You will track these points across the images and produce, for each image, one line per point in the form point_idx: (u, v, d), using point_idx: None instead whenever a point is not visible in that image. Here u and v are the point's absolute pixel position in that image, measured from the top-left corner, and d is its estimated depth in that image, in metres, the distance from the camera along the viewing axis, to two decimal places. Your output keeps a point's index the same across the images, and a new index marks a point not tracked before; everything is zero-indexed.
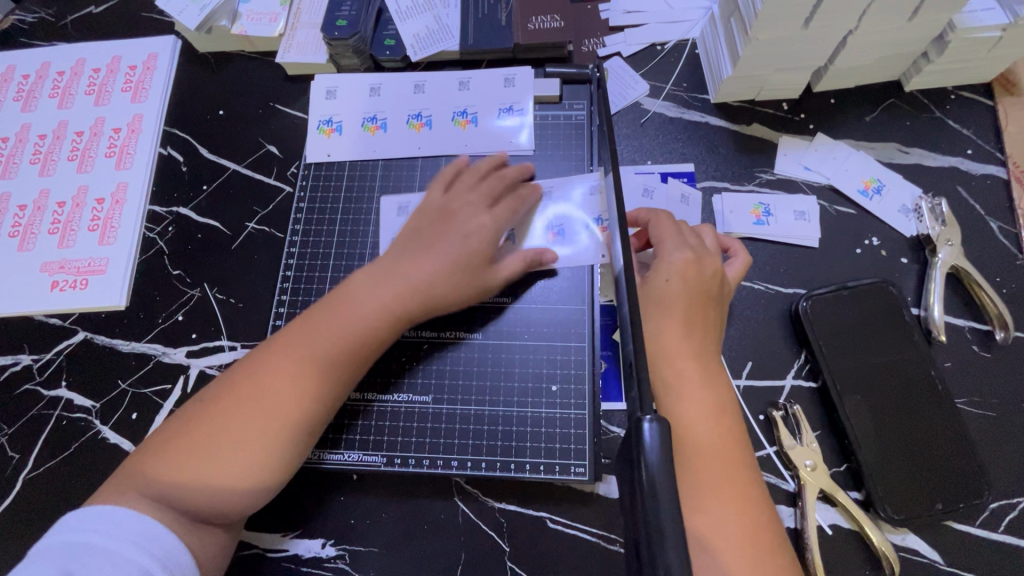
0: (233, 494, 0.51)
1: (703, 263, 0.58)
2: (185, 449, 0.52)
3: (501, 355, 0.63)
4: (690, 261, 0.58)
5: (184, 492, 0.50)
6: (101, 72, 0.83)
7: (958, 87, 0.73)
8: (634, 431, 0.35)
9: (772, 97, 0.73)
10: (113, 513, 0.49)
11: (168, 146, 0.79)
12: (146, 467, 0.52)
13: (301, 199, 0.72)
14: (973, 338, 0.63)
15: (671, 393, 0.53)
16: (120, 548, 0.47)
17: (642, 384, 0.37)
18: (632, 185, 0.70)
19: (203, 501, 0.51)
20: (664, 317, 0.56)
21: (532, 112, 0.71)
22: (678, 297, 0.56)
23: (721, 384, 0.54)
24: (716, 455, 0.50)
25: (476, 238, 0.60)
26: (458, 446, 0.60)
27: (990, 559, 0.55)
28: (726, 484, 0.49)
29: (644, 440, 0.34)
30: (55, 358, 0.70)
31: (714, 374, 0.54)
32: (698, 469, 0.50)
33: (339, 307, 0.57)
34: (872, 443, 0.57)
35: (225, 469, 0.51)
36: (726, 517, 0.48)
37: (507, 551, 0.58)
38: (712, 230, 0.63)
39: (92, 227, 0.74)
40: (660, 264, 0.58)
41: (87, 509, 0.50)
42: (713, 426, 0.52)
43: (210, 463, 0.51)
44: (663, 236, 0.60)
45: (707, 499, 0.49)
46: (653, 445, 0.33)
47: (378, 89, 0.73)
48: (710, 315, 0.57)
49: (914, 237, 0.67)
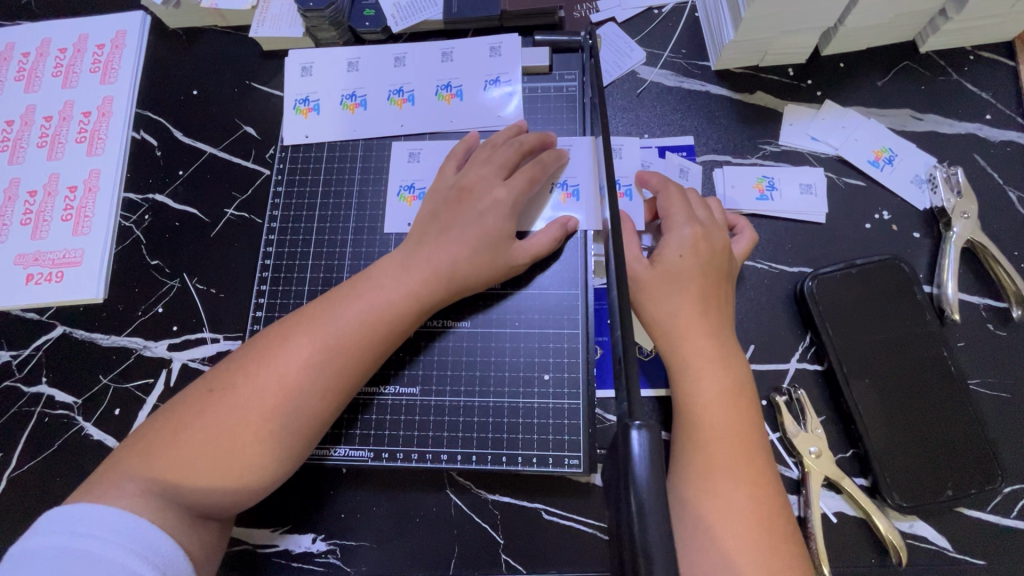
0: (245, 486, 0.49)
1: (712, 237, 0.55)
2: (194, 436, 0.49)
3: (491, 344, 0.60)
4: (699, 235, 0.55)
5: (182, 484, 0.48)
6: (68, 52, 0.78)
7: (977, 47, 0.68)
8: (621, 438, 0.32)
9: (776, 63, 0.69)
10: (101, 514, 0.45)
11: (141, 130, 0.75)
12: (146, 455, 0.49)
13: (279, 183, 0.68)
14: (988, 316, 0.59)
15: (688, 375, 0.51)
16: (109, 553, 0.43)
17: (631, 385, 0.34)
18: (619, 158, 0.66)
19: (206, 492, 0.48)
20: (677, 296, 0.53)
21: (521, 83, 0.67)
22: (693, 274, 0.54)
23: (738, 365, 0.52)
24: (749, 436, 0.49)
25: (493, 215, 0.58)
26: (449, 439, 0.58)
27: (1001, 545, 0.53)
28: (756, 468, 0.47)
29: (632, 450, 0.31)
30: (34, 353, 0.68)
31: (742, 354, 0.52)
32: (722, 452, 0.48)
33: (363, 294, 0.55)
34: (880, 428, 0.55)
35: (235, 461, 0.49)
36: (732, 510, 0.45)
37: (501, 544, 0.56)
38: (717, 203, 0.61)
39: (66, 217, 0.71)
40: (668, 239, 0.56)
41: (72, 507, 0.46)
42: (730, 411, 0.49)
43: (220, 453, 0.49)
44: (670, 208, 0.57)
45: (717, 485, 0.46)
46: (641, 457, 0.30)
47: (357, 63, 0.69)
48: (725, 295, 0.54)
49: (927, 210, 0.63)
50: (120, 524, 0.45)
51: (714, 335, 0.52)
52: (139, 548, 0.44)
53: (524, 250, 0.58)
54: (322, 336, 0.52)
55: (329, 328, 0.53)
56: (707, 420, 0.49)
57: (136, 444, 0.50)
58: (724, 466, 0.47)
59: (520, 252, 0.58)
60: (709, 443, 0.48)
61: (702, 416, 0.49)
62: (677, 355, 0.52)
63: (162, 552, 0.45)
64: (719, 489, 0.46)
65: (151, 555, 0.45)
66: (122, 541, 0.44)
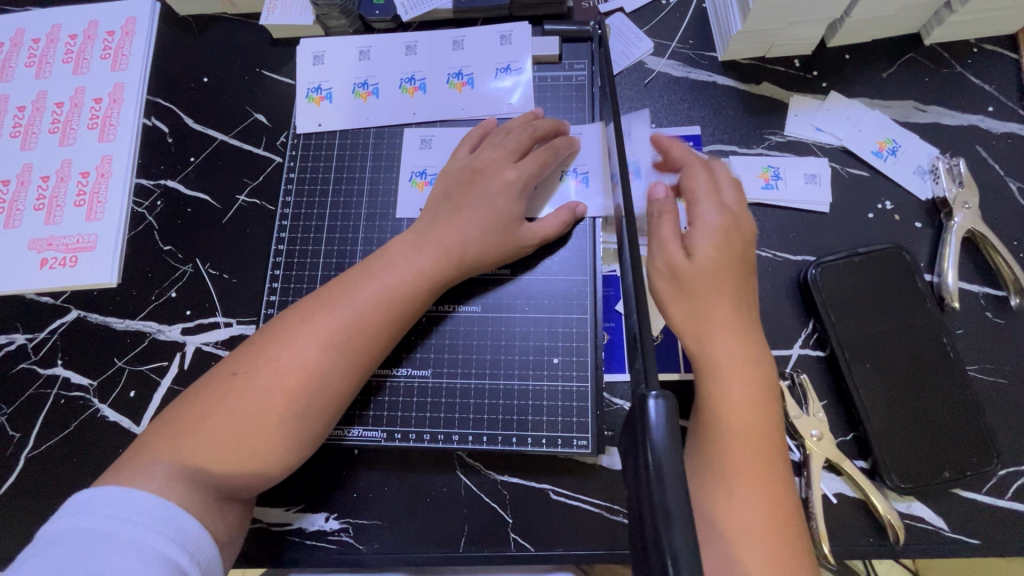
0: (268, 463, 0.51)
1: (742, 224, 0.56)
2: (219, 417, 0.50)
3: (502, 328, 0.61)
4: (729, 226, 0.55)
5: (207, 463, 0.49)
6: (79, 38, 0.79)
7: (981, 40, 0.69)
8: (638, 406, 0.33)
9: (783, 54, 0.70)
10: (132, 497, 0.46)
11: (153, 116, 0.76)
12: (172, 435, 0.50)
13: (291, 170, 0.69)
14: (987, 304, 0.61)
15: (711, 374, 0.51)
16: (141, 537, 0.45)
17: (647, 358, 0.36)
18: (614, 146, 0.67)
19: (232, 470, 0.50)
20: (707, 292, 0.53)
21: (531, 72, 0.68)
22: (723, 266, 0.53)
23: (761, 358, 0.52)
24: (773, 449, 0.49)
25: (504, 198, 0.59)
26: (460, 421, 0.59)
27: (996, 526, 0.55)
28: (771, 466, 0.49)
29: (649, 417, 0.32)
30: (50, 336, 0.69)
31: (772, 360, 0.52)
32: (738, 450, 0.49)
33: (377, 274, 0.56)
34: (881, 411, 0.56)
35: (259, 439, 0.50)
36: (746, 507, 0.47)
37: (510, 522, 0.58)
38: (723, 165, 0.60)
39: (79, 202, 0.72)
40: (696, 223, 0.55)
41: (103, 489, 0.47)
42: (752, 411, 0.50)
43: (245, 433, 0.50)
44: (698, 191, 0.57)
45: (731, 483, 0.48)
46: (657, 420, 0.32)
47: (368, 52, 0.70)
48: (750, 287, 0.55)
49: (929, 200, 0.64)
50: (151, 508, 0.46)
51: (743, 338, 0.52)
52: (169, 532, 0.46)
53: (532, 232, 0.60)
54: (339, 315, 0.54)
55: (345, 308, 0.54)
56: (733, 424, 0.50)
57: (162, 426, 0.52)
58: (747, 471, 0.48)
59: (528, 234, 0.60)
60: (727, 442, 0.49)
61: (728, 418, 0.50)
62: (699, 352, 0.52)
63: (190, 534, 0.47)
64: (737, 493, 0.47)
65: (181, 539, 0.46)
66: (153, 524, 0.46)
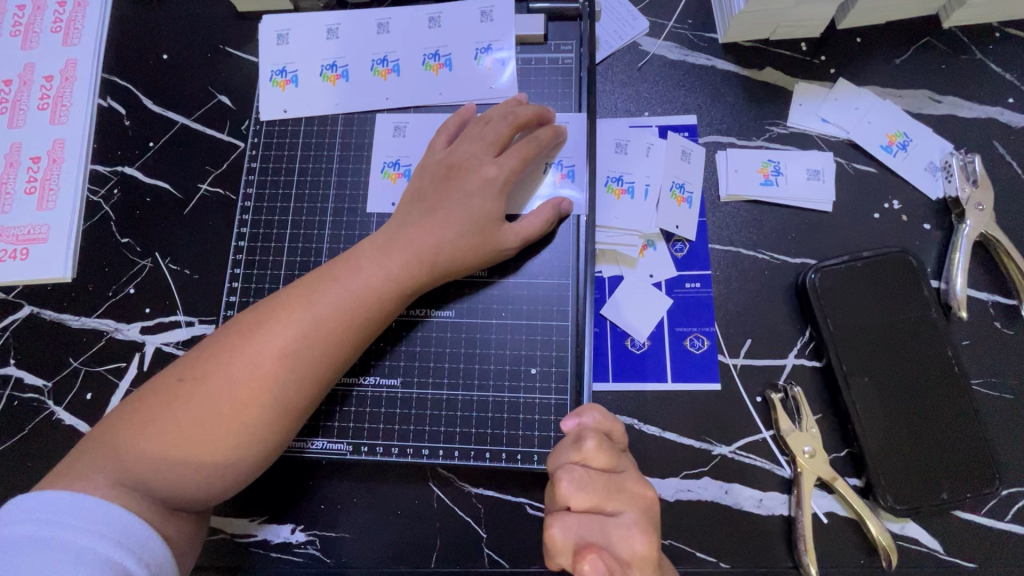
0: (219, 477, 0.48)
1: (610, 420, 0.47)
2: (165, 428, 0.47)
3: (476, 335, 0.57)
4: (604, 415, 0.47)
5: (154, 477, 0.46)
6: (27, 9, 0.72)
7: (1003, 24, 0.63)
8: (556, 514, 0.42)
9: (789, 37, 0.64)
10: (70, 501, 0.43)
11: (108, 96, 0.70)
12: (115, 445, 0.47)
13: (254, 158, 0.64)
14: (996, 313, 0.57)
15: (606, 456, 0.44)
16: (79, 539, 0.41)
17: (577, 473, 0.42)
18: (604, 138, 0.63)
19: (180, 483, 0.47)
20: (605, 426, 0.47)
21: (514, 52, 0.62)
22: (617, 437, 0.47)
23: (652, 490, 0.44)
24: None
25: (482, 196, 0.55)
26: (430, 433, 0.56)
27: (993, 548, 0.52)
28: None
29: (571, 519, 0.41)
30: (2, 334, 0.65)
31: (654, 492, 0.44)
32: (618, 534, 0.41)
33: (341, 277, 0.52)
34: (877, 429, 0.53)
35: (209, 452, 0.47)
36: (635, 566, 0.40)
37: (484, 538, 0.55)
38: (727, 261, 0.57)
39: (29, 190, 0.67)
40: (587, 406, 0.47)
41: (38, 494, 0.43)
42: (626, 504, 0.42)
43: (192, 445, 0.47)
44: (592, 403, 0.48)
45: None
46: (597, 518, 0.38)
47: (338, 30, 0.64)
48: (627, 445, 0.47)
49: (939, 199, 0.60)
50: (90, 509, 0.43)
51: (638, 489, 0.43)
52: (111, 533, 0.43)
53: (512, 232, 0.55)
54: (299, 321, 0.50)
55: (305, 314, 0.50)
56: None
57: (105, 433, 0.48)
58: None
59: (509, 235, 0.55)
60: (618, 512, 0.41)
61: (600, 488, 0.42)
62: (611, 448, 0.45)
63: (136, 535, 0.44)
64: None
65: (126, 540, 0.43)
66: (93, 525, 0.42)
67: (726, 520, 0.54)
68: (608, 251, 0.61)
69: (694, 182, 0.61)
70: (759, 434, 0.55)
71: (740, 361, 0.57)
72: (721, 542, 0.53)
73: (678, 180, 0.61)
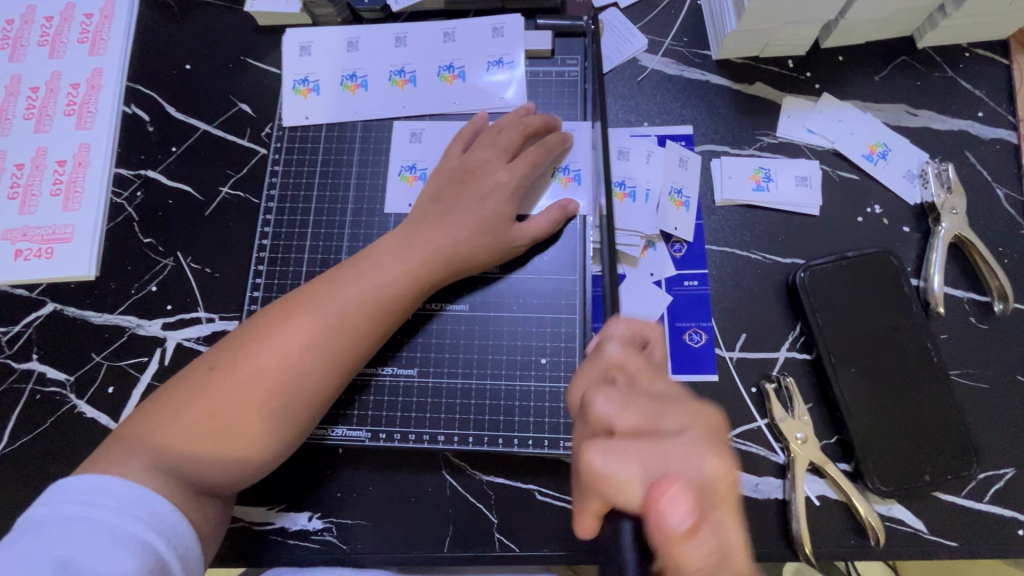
0: (246, 463, 0.50)
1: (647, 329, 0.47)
2: (195, 416, 0.49)
3: (489, 328, 0.61)
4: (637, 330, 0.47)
5: (186, 462, 0.49)
6: (55, 21, 0.76)
7: (972, 45, 0.69)
8: None
9: (777, 54, 0.69)
10: (107, 484, 0.45)
11: (132, 103, 0.74)
12: (147, 432, 0.49)
13: (276, 162, 0.67)
14: (971, 309, 0.61)
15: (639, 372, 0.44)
16: (117, 522, 0.44)
17: None
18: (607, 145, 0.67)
19: (210, 468, 0.49)
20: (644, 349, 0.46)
21: (524, 65, 0.66)
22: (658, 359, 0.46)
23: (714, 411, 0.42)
24: None
25: (495, 199, 0.59)
26: (446, 420, 0.59)
27: (972, 528, 0.56)
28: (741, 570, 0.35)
29: None
30: (25, 330, 0.67)
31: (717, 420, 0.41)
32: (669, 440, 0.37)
33: (363, 274, 0.55)
34: (864, 415, 0.57)
35: (237, 439, 0.49)
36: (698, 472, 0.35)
37: (495, 522, 0.58)
38: None
39: (55, 192, 0.69)
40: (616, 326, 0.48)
41: (78, 478, 0.46)
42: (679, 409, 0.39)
43: (221, 433, 0.49)
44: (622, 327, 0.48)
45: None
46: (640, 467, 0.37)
47: (357, 43, 0.68)
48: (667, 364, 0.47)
49: (917, 204, 0.64)
50: (127, 493, 0.45)
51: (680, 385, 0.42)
52: (145, 517, 0.45)
53: (523, 231, 0.59)
54: (324, 315, 0.53)
55: (330, 309, 0.53)
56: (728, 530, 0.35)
57: (137, 422, 0.50)
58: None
59: (520, 234, 0.59)
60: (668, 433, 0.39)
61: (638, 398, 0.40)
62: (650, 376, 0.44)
63: (167, 521, 0.46)
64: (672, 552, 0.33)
65: (158, 524, 0.45)
66: (129, 509, 0.45)
67: None
68: None
69: (691, 187, 0.65)
70: (755, 423, 0.59)
71: (736, 354, 0.61)
72: None
73: (676, 185, 0.65)
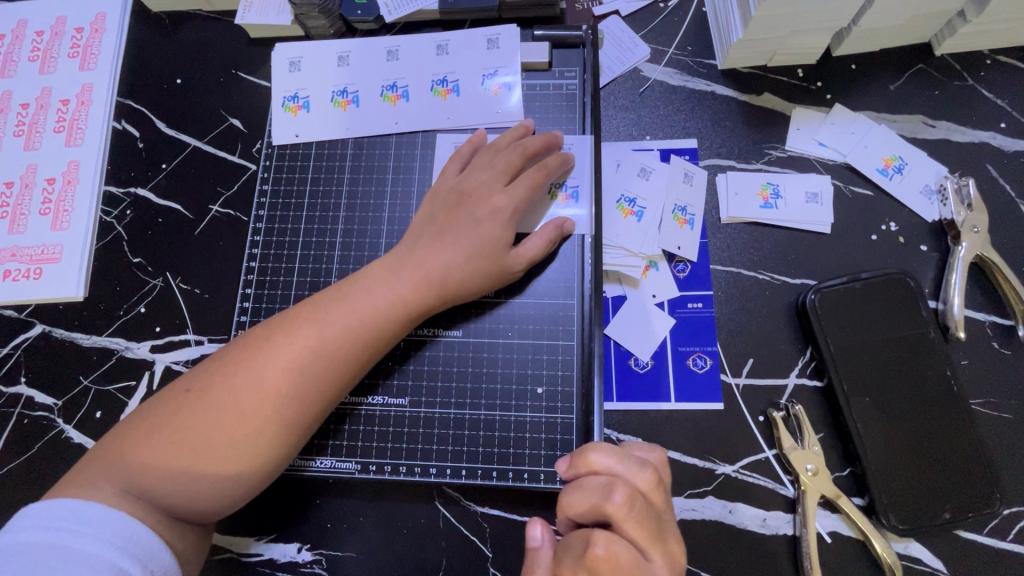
0: (222, 488, 0.48)
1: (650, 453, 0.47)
2: (171, 438, 0.48)
3: (484, 355, 0.58)
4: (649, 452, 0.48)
5: (158, 486, 0.47)
6: (46, 35, 0.74)
7: (995, 51, 0.65)
8: None
9: (786, 63, 0.66)
10: (78, 510, 0.44)
11: (123, 119, 0.72)
12: (120, 452, 0.48)
13: (266, 181, 0.66)
14: (993, 333, 0.58)
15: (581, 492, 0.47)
16: (87, 547, 0.42)
17: None
18: (606, 158, 0.64)
19: (182, 493, 0.47)
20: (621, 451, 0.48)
21: (520, 78, 0.64)
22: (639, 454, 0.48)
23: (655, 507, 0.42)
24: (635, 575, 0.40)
25: (490, 223, 0.56)
26: (437, 453, 0.56)
27: (994, 568, 0.53)
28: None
29: None
30: (13, 353, 0.66)
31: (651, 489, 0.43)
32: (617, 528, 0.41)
33: (349, 297, 0.53)
34: (879, 448, 0.54)
35: (208, 462, 0.47)
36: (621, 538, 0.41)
37: (490, 557, 0.56)
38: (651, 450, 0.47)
39: (44, 211, 0.68)
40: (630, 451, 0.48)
41: (49, 502, 0.44)
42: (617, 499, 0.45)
43: (195, 456, 0.47)
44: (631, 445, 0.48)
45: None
46: None
47: (348, 57, 0.66)
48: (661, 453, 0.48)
49: (935, 222, 0.61)
50: (100, 517, 0.44)
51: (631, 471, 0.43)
52: (118, 541, 0.43)
53: (518, 256, 0.56)
54: (305, 340, 0.51)
55: (311, 332, 0.51)
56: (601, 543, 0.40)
57: (112, 443, 0.49)
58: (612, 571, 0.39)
59: (514, 258, 0.56)
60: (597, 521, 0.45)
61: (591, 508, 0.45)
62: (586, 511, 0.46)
63: (142, 544, 0.44)
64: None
65: (131, 548, 0.43)
66: (102, 534, 0.43)
67: (730, 539, 0.54)
68: (612, 271, 0.62)
69: (696, 204, 0.63)
70: (763, 453, 0.56)
71: (742, 381, 0.58)
72: (725, 562, 0.54)
73: (681, 203, 0.62)
